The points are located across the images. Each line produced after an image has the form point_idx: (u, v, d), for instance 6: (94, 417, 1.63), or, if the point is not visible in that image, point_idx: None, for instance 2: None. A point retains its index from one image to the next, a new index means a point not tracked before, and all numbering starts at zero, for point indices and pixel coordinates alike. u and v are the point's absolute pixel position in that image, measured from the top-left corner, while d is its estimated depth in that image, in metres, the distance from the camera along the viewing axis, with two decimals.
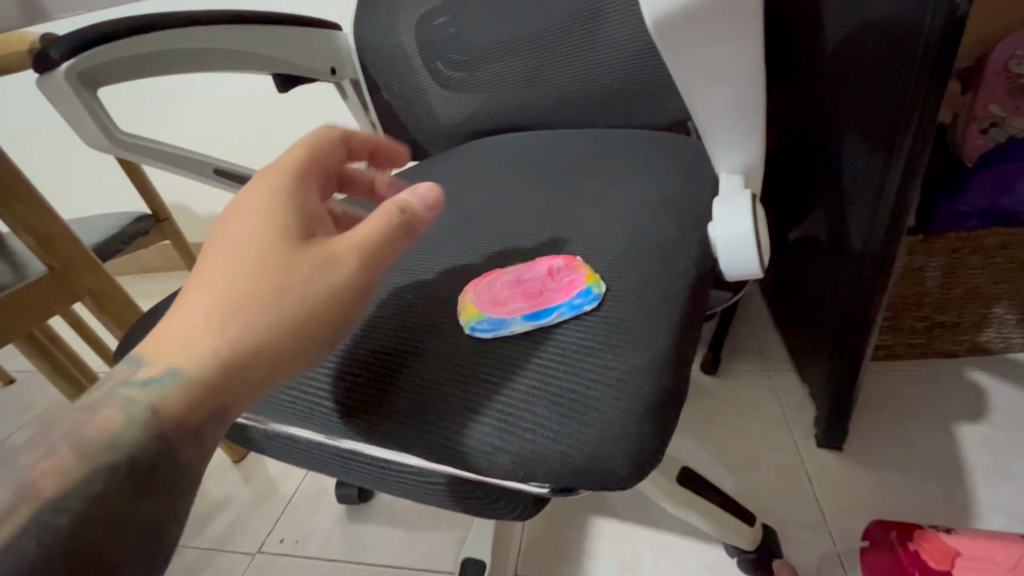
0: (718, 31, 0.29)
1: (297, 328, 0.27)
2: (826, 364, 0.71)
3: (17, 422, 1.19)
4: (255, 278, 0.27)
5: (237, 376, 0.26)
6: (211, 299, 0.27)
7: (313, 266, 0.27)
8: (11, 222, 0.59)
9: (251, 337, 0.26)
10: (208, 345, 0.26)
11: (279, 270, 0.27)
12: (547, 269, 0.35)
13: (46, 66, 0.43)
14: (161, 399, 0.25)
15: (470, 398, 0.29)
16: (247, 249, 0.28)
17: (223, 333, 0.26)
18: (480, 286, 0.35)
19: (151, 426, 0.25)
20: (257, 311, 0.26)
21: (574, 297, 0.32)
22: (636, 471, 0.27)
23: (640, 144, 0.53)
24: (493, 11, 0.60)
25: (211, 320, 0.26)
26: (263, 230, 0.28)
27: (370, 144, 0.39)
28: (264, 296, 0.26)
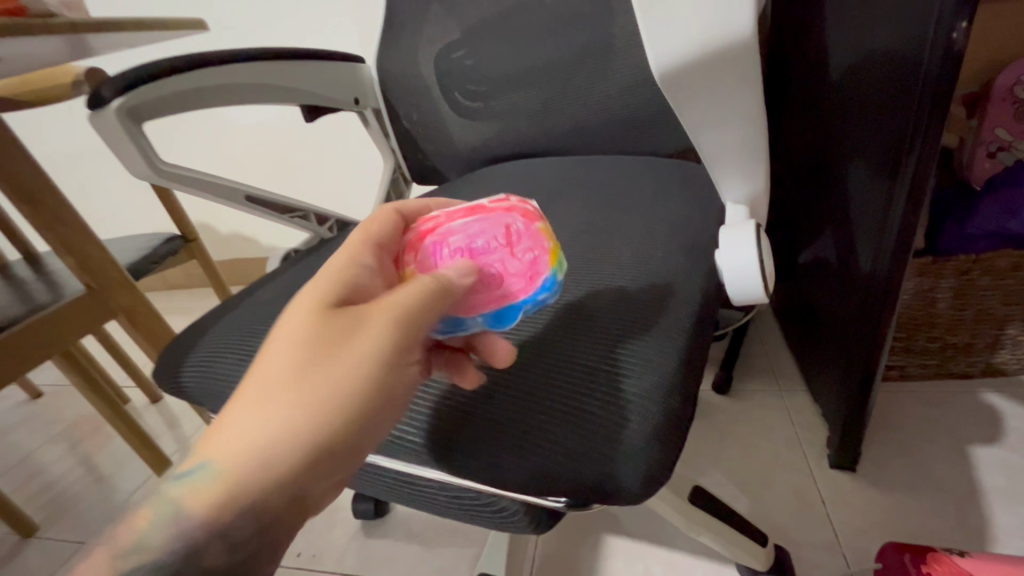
0: (723, 84, 0.31)
1: (325, 409, 0.25)
2: (837, 389, 0.72)
3: (44, 434, 1.23)
4: (283, 362, 0.26)
5: (247, 465, 0.24)
6: (246, 388, 0.26)
7: (346, 347, 0.26)
8: (54, 245, 0.62)
9: (272, 423, 0.25)
10: (236, 431, 0.25)
11: (324, 351, 0.26)
12: (505, 240, 0.32)
13: (98, 103, 0.47)
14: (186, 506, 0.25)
15: (492, 417, 0.31)
16: (285, 329, 0.27)
17: (245, 419, 0.25)
18: (416, 253, 0.33)
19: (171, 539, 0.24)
20: (294, 402, 0.25)
21: (538, 291, 0.32)
22: (647, 485, 0.28)
23: (651, 170, 0.55)
24: (508, 45, 0.63)
25: (237, 409, 0.26)
26: (300, 314, 0.27)
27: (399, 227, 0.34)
28: (293, 380, 0.25)
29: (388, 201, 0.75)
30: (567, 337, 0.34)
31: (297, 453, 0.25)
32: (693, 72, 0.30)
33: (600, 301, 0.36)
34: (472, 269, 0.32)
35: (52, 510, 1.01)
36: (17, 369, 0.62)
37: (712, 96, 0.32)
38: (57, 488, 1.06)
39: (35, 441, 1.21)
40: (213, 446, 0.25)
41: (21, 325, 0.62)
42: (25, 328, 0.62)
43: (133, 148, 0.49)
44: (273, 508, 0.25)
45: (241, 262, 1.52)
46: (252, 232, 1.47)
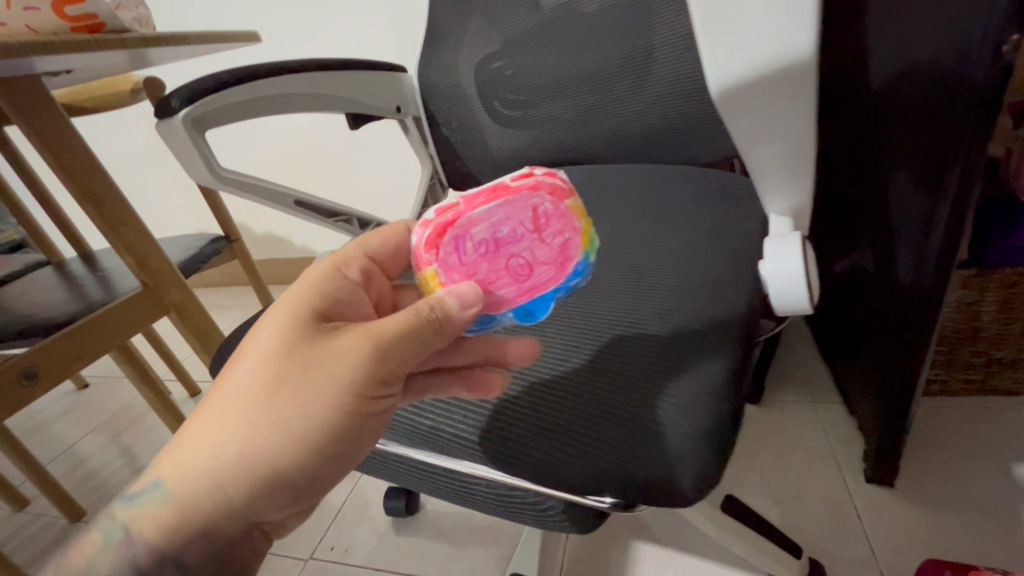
0: (780, 100, 0.28)
1: (293, 434, 0.31)
2: (875, 401, 0.71)
3: (90, 424, 1.29)
4: (262, 388, 0.32)
5: (233, 471, 0.32)
6: (231, 405, 0.33)
7: (313, 379, 0.31)
8: (116, 244, 0.66)
9: (251, 439, 0.32)
10: (226, 442, 0.32)
11: (298, 379, 0.32)
12: (533, 225, 0.33)
13: (167, 112, 0.50)
14: (178, 495, 0.34)
15: (547, 420, 0.32)
16: (264, 356, 0.33)
17: (234, 433, 0.32)
18: (441, 247, 0.33)
19: (169, 515, 0.34)
20: (274, 424, 0.31)
21: (568, 276, 0.35)
22: (697, 486, 0.29)
23: (689, 180, 0.56)
24: (547, 55, 0.64)
25: (225, 423, 0.32)
26: (277, 344, 0.33)
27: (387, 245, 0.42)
28: (271, 404, 0.32)
29: (425, 206, 0.77)
30: (614, 345, 0.35)
31: (240, 474, 0.32)
32: (752, 90, 0.27)
33: (650, 310, 0.37)
34: (501, 260, 0.34)
35: (98, 497, 1.06)
36: (80, 362, 0.65)
37: (768, 113, 0.29)
38: (104, 475, 1.11)
39: (83, 430, 1.27)
40: (178, 457, 0.34)
41: (83, 320, 0.65)
42: (88, 322, 0.65)
43: (196, 155, 0.51)
44: (217, 514, 0.33)
45: (276, 263, 1.56)
46: (287, 233, 1.51)
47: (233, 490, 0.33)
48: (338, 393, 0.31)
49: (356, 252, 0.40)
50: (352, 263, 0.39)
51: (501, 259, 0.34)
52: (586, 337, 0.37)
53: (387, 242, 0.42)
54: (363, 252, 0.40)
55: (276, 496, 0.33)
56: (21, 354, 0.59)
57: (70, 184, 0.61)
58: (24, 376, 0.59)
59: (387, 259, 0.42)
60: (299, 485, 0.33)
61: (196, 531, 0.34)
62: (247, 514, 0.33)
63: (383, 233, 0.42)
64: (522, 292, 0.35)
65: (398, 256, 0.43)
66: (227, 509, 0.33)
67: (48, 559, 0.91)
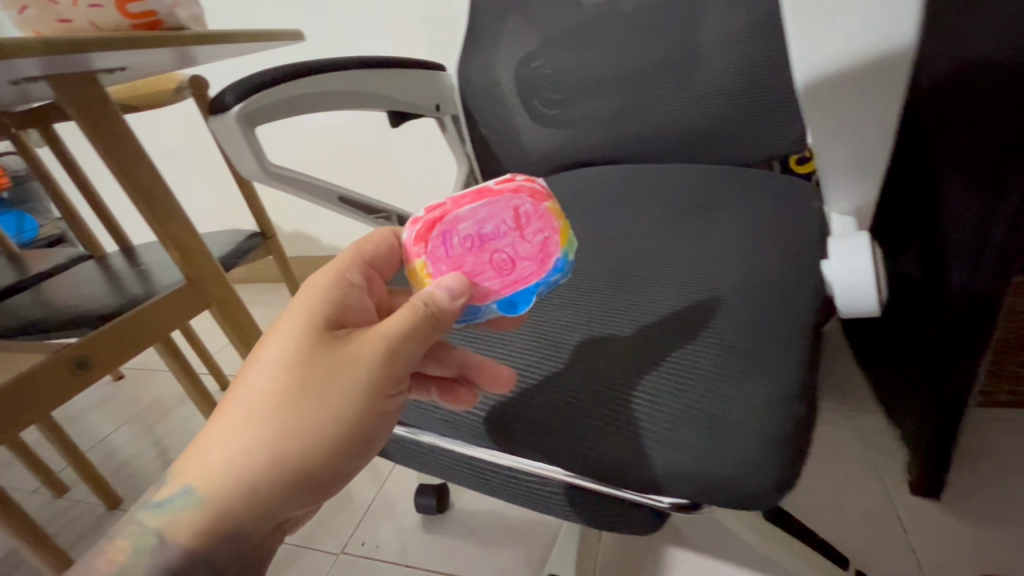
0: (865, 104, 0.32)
1: (325, 428, 0.32)
2: (922, 413, 0.68)
3: (125, 415, 1.32)
4: (287, 388, 0.32)
5: (261, 474, 0.32)
6: (251, 410, 0.32)
7: (340, 374, 0.33)
8: (162, 238, 0.67)
9: (279, 440, 0.32)
10: (250, 447, 0.32)
11: (325, 377, 0.32)
12: (515, 223, 0.35)
13: (220, 109, 0.51)
14: (197, 508, 0.32)
15: (611, 419, 0.31)
16: (283, 359, 0.33)
17: (258, 437, 0.32)
18: (429, 241, 0.35)
19: (189, 532, 0.32)
20: (303, 424, 0.32)
21: (550, 272, 0.36)
22: (777, 491, 0.27)
23: (737, 180, 0.54)
24: (588, 53, 0.64)
25: (247, 427, 0.32)
26: (297, 345, 0.33)
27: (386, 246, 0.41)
28: (298, 403, 0.32)
29: None
30: (674, 343, 0.34)
31: (269, 476, 0.32)
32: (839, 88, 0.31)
33: (714, 307, 0.36)
34: (485, 254, 0.36)
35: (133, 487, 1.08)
36: (126, 354, 0.66)
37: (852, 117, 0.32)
38: (138, 466, 1.13)
39: (118, 420, 1.30)
40: (205, 465, 0.32)
41: (132, 312, 0.66)
42: (135, 315, 0.66)
43: (245, 151, 0.52)
44: (242, 524, 0.32)
45: (304, 260, 1.58)
46: (315, 231, 1.53)
47: (269, 494, 0.32)
48: (361, 393, 0.33)
49: (350, 255, 0.39)
50: (350, 265, 0.38)
51: (485, 254, 0.36)
52: (643, 335, 0.35)
53: (383, 246, 0.41)
54: (358, 255, 0.39)
55: (310, 496, 0.33)
56: (73, 343, 0.61)
57: (122, 179, 0.62)
58: (75, 365, 0.60)
59: (385, 262, 0.41)
60: (327, 480, 0.33)
61: (220, 544, 0.32)
62: (281, 517, 0.33)
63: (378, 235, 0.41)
64: (505, 284, 0.36)
65: (393, 262, 0.41)
66: (262, 515, 0.32)
67: (86, 544, 0.93)
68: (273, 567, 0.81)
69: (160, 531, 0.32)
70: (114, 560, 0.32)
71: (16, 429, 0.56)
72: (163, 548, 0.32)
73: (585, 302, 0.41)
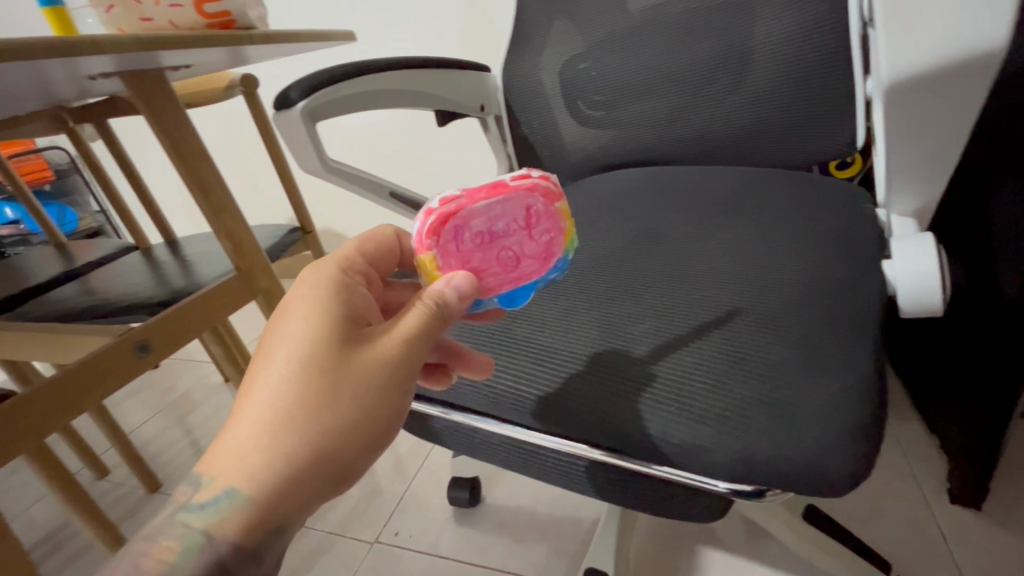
0: (941, 102, 0.33)
1: (354, 422, 0.32)
2: (963, 422, 0.68)
3: (160, 404, 1.35)
4: (311, 387, 0.31)
5: (293, 473, 0.31)
6: (273, 411, 0.31)
7: (363, 369, 0.32)
8: (217, 228, 0.70)
9: (310, 438, 0.31)
10: (278, 448, 0.30)
11: (350, 374, 0.32)
12: (524, 222, 0.37)
13: (285, 104, 0.53)
14: (229, 513, 0.30)
15: (681, 403, 0.31)
16: (303, 357, 0.32)
17: (286, 438, 0.31)
18: (441, 235, 0.35)
19: (223, 536, 0.30)
20: (332, 419, 0.31)
21: (550, 269, 0.39)
22: (849, 481, 0.28)
23: (787, 182, 0.54)
24: (637, 55, 0.65)
25: (272, 429, 0.31)
26: (315, 342, 0.32)
27: (374, 243, 0.41)
28: (325, 401, 0.31)
29: None
30: (739, 333, 0.34)
31: (303, 475, 0.31)
32: (919, 87, 0.32)
33: (778, 299, 0.36)
34: (494, 251, 0.37)
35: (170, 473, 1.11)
36: (181, 340, 0.68)
37: (929, 114, 0.34)
38: (174, 453, 1.16)
39: (154, 408, 1.34)
40: (242, 466, 0.30)
41: (188, 300, 0.69)
42: (190, 303, 0.69)
43: (307, 145, 0.54)
44: (278, 524, 0.31)
45: None
46: (345, 228, 1.56)
47: (314, 489, 0.31)
48: (394, 388, 0.33)
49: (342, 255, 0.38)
50: (346, 263, 0.38)
51: (494, 251, 0.36)
52: (705, 323, 0.35)
53: (377, 245, 0.41)
54: (349, 253, 0.39)
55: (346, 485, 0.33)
56: (136, 328, 0.63)
57: (184, 172, 0.65)
58: (137, 349, 0.63)
59: (376, 258, 0.41)
60: (356, 473, 0.33)
61: (258, 543, 0.31)
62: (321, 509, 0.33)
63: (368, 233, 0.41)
64: (510, 280, 0.37)
65: (386, 259, 0.42)
66: (305, 510, 0.32)
67: (128, 526, 0.96)
68: (311, 553, 0.83)
69: (204, 532, 0.31)
70: (161, 557, 0.31)
71: (82, 406, 0.59)
72: (209, 546, 0.31)
73: (644, 286, 0.40)
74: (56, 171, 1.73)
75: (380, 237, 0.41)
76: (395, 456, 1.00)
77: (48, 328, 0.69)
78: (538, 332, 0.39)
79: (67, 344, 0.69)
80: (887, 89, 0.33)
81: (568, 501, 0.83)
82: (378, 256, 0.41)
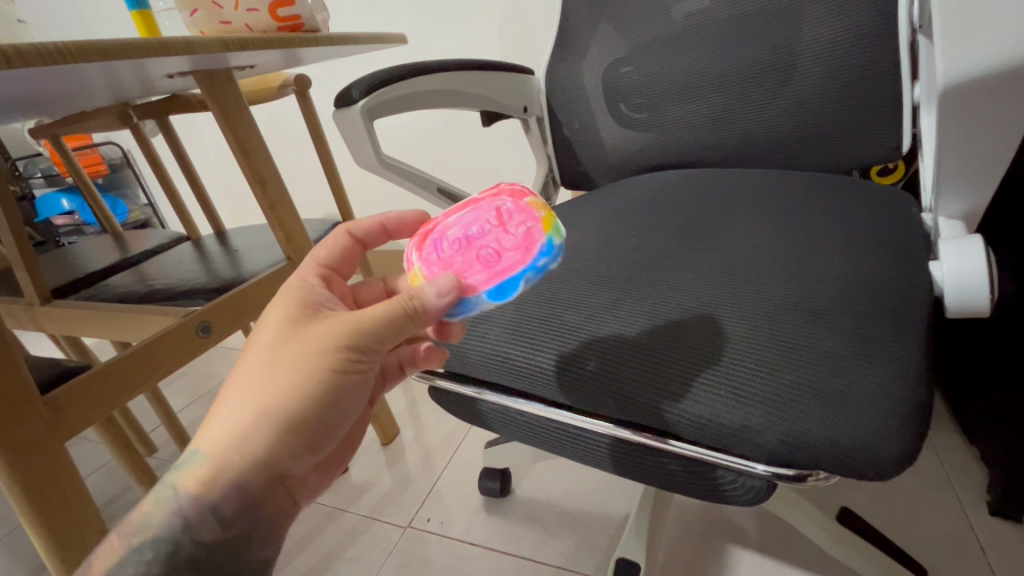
0: (996, 107, 0.34)
1: (306, 390, 0.37)
2: (1006, 433, 0.67)
3: (201, 389, 1.41)
4: (270, 361, 0.38)
5: (250, 431, 0.37)
6: (242, 381, 0.38)
7: (313, 344, 0.38)
8: (271, 220, 0.74)
9: (266, 401, 0.37)
10: (242, 410, 0.37)
11: (303, 351, 0.38)
12: (497, 221, 0.38)
13: (347, 102, 0.56)
14: (197, 467, 0.36)
15: (736, 388, 0.33)
16: (267, 339, 0.39)
17: (249, 402, 0.37)
18: (421, 249, 0.40)
19: (191, 489, 0.36)
20: (287, 387, 0.37)
21: (537, 257, 0.38)
22: (896, 466, 0.29)
23: (830, 186, 0.55)
24: (681, 58, 0.66)
25: (240, 395, 0.37)
26: (277, 328, 0.39)
27: (333, 250, 0.48)
28: (280, 372, 0.37)
29: None
30: (791, 325, 0.35)
31: (259, 434, 0.37)
32: (975, 92, 0.33)
33: (831, 293, 0.37)
34: (473, 253, 0.38)
35: None
36: (236, 323, 0.73)
37: (983, 116, 0.35)
38: None
39: (196, 392, 1.40)
40: (213, 427, 0.37)
41: (243, 287, 0.73)
42: (245, 290, 0.73)
43: (365, 141, 0.57)
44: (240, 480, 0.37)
45: None
46: None
47: (263, 443, 0.37)
48: (331, 359, 0.38)
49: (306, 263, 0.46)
50: (308, 268, 0.45)
51: (472, 252, 0.38)
52: (758, 315, 0.36)
53: (335, 249, 0.48)
54: (313, 261, 0.46)
55: (297, 442, 0.38)
56: (198, 310, 0.68)
57: (244, 163, 0.69)
58: (199, 330, 0.68)
59: (338, 265, 0.48)
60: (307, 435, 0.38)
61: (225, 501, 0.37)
62: (276, 467, 0.38)
63: (326, 244, 0.48)
64: (492, 276, 0.37)
65: (347, 258, 0.49)
66: (259, 466, 0.37)
67: None
68: (347, 534, 0.87)
69: (173, 488, 0.37)
70: (141, 511, 0.37)
71: (151, 379, 0.62)
72: (174, 500, 0.37)
73: (690, 280, 0.41)
74: (110, 165, 1.82)
75: (337, 246, 0.48)
76: (427, 446, 1.03)
77: (119, 310, 0.74)
78: (588, 320, 0.41)
79: (130, 323, 0.74)
80: (943, 91, 0.33)
81: (597, 495, 0.84)
82: (339, 265, 0.48)
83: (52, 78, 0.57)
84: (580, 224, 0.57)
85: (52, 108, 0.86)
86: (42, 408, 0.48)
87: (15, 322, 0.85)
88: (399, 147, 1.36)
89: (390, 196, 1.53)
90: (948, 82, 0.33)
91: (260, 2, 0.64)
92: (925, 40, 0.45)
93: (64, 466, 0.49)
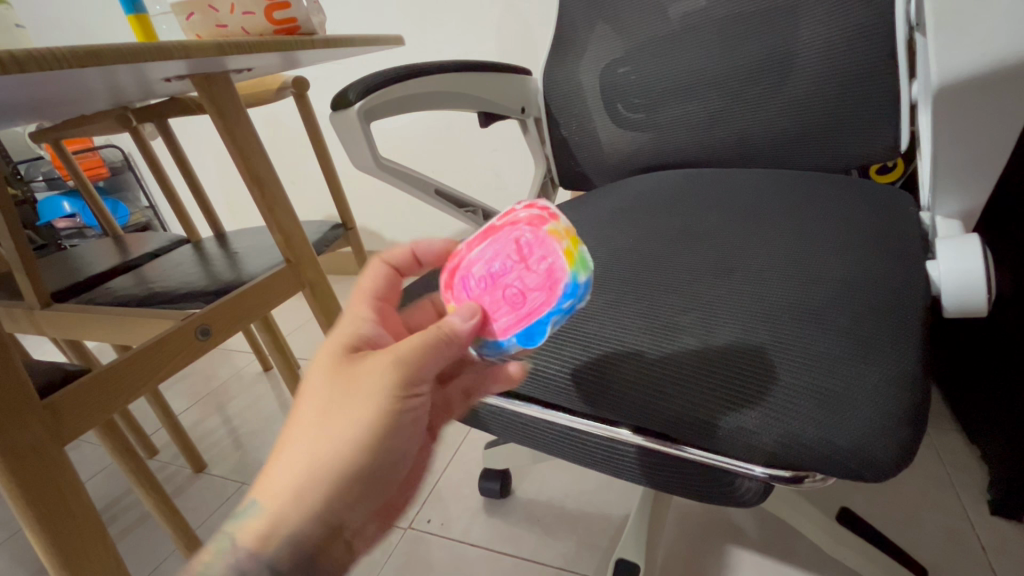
0: (992, 105, 0.34)
1: (359, 433, 0.35)
2: (1007, 431, 0.66)
3: (203, 390, 1.42)
4: (320, 406, 0.36)
5: (305, 483, 0.34)
6: (293, 432, 0.36)
7: (362, 384, 0.36)
8: (270, 222, 0.74)
9: (317, 448, 0.35)
10: (295, 461, 0.35)
11: (353, 392, 0.36)
12: (517, 256, 0.36)
13: (343, 105, 0.56)
14: (250, 525, 0.35)
15: (735, 392, 0.33)
16: (315, 385, 0.37)
17: (302, 451, 0.35)
18: (450, 290, 0.39)
19: (242, 550, 0.34)
20: (340, 432, 0.35)
21: (562, 297, 0.35)
22: (892, 467, 0.29)
23: (829, 186, 0.55)
24: (678, 58, 0.66)
25: (291, 446, 0.35)
26: (325, 372, 0.37)
27: (378, 282, 0.45)
28: (330, 416, 0.35)
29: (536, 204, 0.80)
30: (789, 326, 0.35)
31: (316, 487, 0.34)
32: (969, 90, 0.33)
33: (826, 293, 0.37)
34: (497, 293, 0.36)
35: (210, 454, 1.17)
36: (234, 327, 0.73)
37: (979, 114, 0.35)
38: (212, 439, 1.21)
39: (198, 394, 1.40)
40: (267, 483, 0.35)
41: (243, 289, 0.74)
42: (242, 294, 0.73)
43: (362, 143, 0.57)
44: (297, 537, 0.35)
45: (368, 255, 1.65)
46: (378, 226, 1.61)
47: (319, 494, 0.34)
48: (383, 396, 0.36)
49: (353, 297, 0.44)
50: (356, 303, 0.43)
51: (497, 292, 0.36)
52: (753, 318, 0.36)
53: (380, 280, 0.45)
54: (361, 296, 0.44)
55: (354, 492, 0.36)
56: (196, 314, 0.68)
57: (242, 166, 0.69)
58: (199, 333, 0.68)
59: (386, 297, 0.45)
60: (363, 482, 0.36)
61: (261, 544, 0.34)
62: (334, 520, 0.36)
63: (369, 275, 0.45)
64: (517, 320, 0.36)
65: (393, 290, 0.46)
66: (317, 521, 0.35)
67: (181, 500, 1.04)
68: None
69: (225, 545, 0.35)
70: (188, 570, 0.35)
71: (150, 384, 0.62)
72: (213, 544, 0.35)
73: (684, 282, 0.41)
74: (111, 168, 1.82)
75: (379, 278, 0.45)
76: None
77: (119, 313, 0.74)
78: (587, 322, 0.40)
79: (130, 326, 0.74)
80: (939, 91, 0.33)
81: (597, 496, 0.84)
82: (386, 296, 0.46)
83: (50, 82, 0.57)
84: (578, 225, 0.57)
85: (51, 112, 0.87)
86: (42, 413, 0.49)
87: (16, 325, 0.85)
88: (398, 148, 1.37)
89: (390, 198, 1.54)
90: (943, 83, 0.33)
91: (256, 5, 0.64)
92: (922, 39, 0.45)
93: (64, 470, 0.49)
